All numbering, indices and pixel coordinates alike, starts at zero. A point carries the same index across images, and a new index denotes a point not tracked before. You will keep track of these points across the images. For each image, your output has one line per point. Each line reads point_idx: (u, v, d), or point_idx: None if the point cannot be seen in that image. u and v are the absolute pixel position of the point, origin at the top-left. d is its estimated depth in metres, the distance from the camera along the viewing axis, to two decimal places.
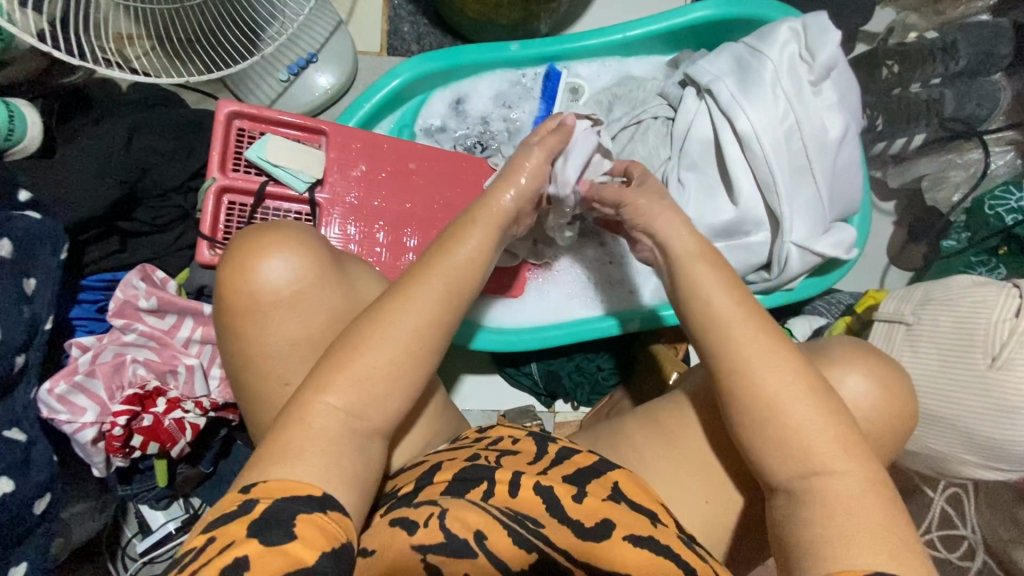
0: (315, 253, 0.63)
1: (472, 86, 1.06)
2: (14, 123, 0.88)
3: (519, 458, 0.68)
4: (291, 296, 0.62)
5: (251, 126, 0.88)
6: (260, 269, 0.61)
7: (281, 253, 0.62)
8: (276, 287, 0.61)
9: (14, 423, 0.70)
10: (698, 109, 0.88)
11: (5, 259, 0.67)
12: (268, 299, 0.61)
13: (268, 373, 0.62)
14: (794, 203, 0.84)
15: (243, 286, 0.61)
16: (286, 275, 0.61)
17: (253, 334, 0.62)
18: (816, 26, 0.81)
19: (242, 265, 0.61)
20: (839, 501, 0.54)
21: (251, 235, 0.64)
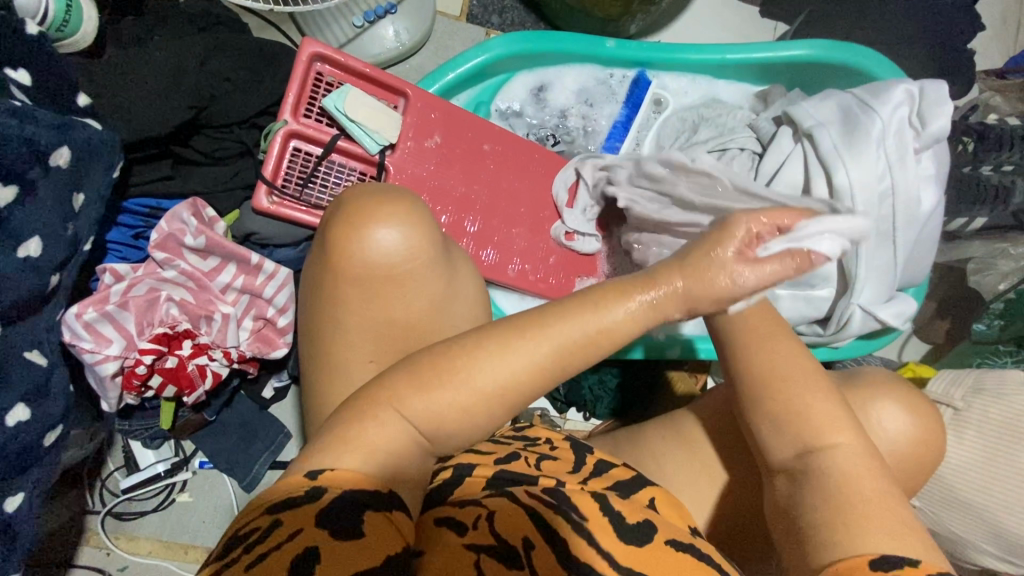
0: (429, 231, 0.59)
1: (557, 78, 1.02)
2: (70, 13, 0.80)
3: (560, 463, 0.64)
4: (401, 274, 0.58)
5: (331, 73, 0.82)
6: (378, 239, 0.57)
7: (395, 226, 0.58)
8: (384, 260, 0.58)
9: (36, 345, 0.64)
10: (792, 152, 0.86)
11: (61, 170, 0.60)
12: (381, 272, 0.58)
13: (344, 343, 0.60)
14: (871, 268, 0.83)
15: (357, 251, 0.57)
16: (395, 248, 0.57)
17: (350, 302, 0.58)
18: (933, 95, 0.80)
19: (353, 226, 0.57)
20: (843, 487, 0.52)
21: (362, 197, 0.59)
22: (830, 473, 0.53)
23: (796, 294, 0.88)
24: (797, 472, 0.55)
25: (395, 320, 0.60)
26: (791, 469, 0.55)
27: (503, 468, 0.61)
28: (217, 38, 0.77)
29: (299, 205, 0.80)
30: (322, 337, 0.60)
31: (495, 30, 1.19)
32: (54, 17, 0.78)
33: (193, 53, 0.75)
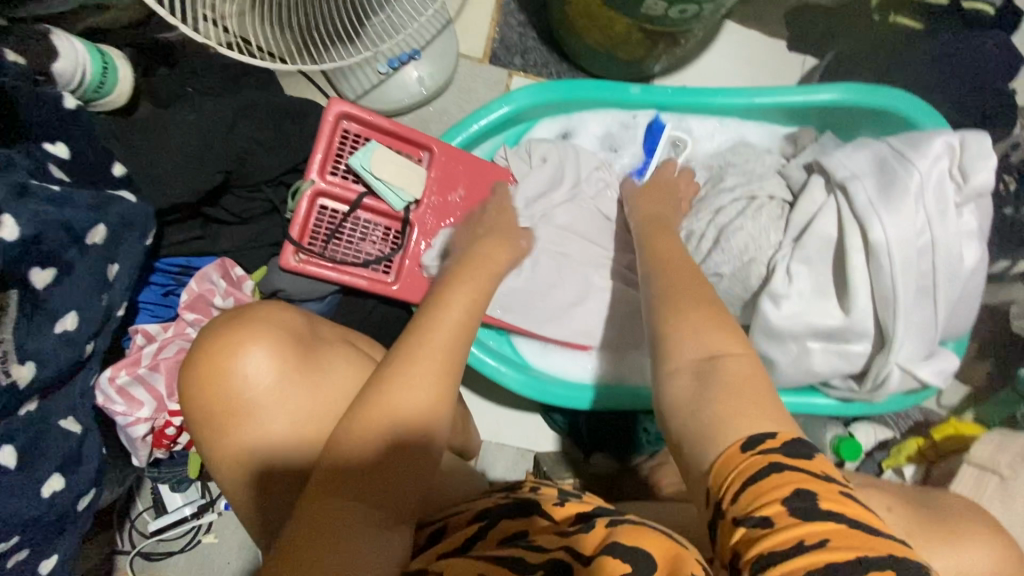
0: (284, 340, 0.61)
1: (559, 154, 0.96)
2: (106, 76, 0.82)
3: (541, 506, 0.57)
4: (272, 396, 0.60)
5: (358, 130, 0.82)
6: (240, 374, 0.59)
7: (252, 351, 0.59)
8: (252, 386, 0.59)
9: (71, 412, 0.65)
10: (825, 203, 0.84)
11: (97, 247, 0.61)
12: (258, 400, 0.59)
13: (251, 468, 0.60)
14: (909, 325, 0.80)
15: (224, 396, 0.59)
16: (261, 372, 0.59)
17: (248, 443, 0.59)
18: (976, 147, 0.77)
19: (216, 364, 0.59)
20: (741, 384, 0.49)
21: (220, 326, 0.61)
22: (727, 373, 0.50)
23: (829, 348, 0.85)
24: (706, 374, 0.51)
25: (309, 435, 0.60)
26: (698, 370, 0.52)
27: (475, 515, 0.57)
28: (246, 99, 0.79)
29: (326, 262, 0.80)
30: (251, 496, 0.60)
31: (518, 71, 1.19)
32: (91, 81, 0.81)
33: (224, 117, 0.76)
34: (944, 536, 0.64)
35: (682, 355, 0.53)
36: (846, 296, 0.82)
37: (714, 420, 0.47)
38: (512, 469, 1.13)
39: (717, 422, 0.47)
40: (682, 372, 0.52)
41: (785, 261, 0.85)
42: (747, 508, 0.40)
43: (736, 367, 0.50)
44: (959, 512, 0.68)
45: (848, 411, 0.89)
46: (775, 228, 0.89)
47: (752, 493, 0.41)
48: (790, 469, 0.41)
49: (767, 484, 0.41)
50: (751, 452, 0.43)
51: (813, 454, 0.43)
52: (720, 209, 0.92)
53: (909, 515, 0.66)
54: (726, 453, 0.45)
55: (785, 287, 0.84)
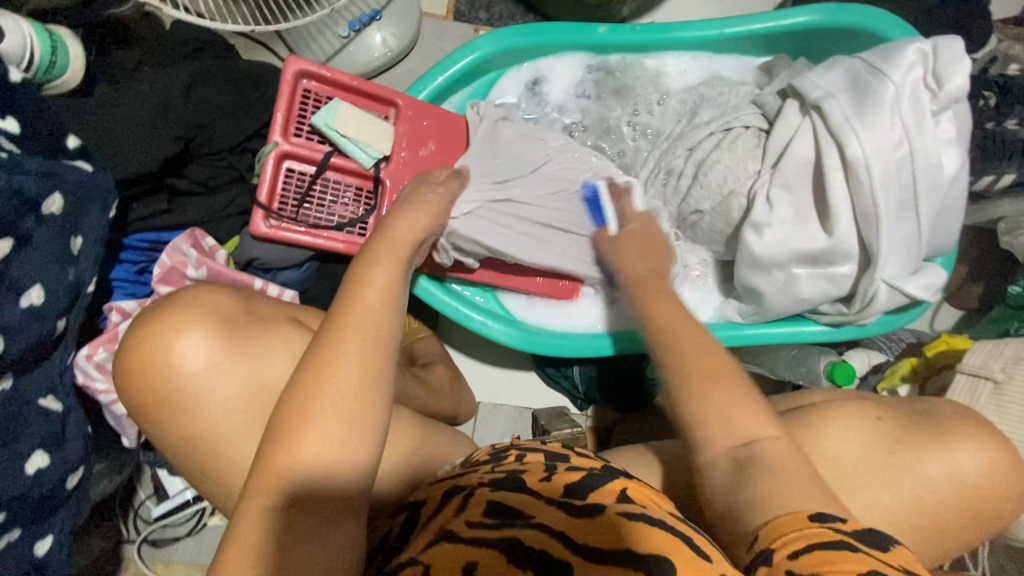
0: (219, 325, 0.60)
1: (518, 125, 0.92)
2: (55, 55, 0.79)
3: (528, 475, 0.57)
4: (210, 384, 0.58)
5: (318, 88, 0.81)
6: (171, 365, 0.58)
7: (185, 337, 0.58)
8: (189, 371, 0.58)
9: (50, 391, 0.64)
10: (800, 125, 0.82)
11: (55, 217, 0.60)
12: (195, 390, 0.58)
13: (214, 456, 0.59)
14: (892, 240, 0.79)
15: (159, 387, 0.58)
16: (196, 357, 0.58)
17: (199, 431, 0.59)
18: (949, 51, 0.76)
19: (148, 352, 0.58)
20: (785, 471, 0.52)
21: (152, 313, 0.60)
22: (767, 458, 0.53)
23: (815, 273, 0.84)
24: (743, 463, 0.53)
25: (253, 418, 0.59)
26: (735, 458, 0.54)
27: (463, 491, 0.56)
28: (202, 64, 0.77)
29: (298, 226, 0.79)
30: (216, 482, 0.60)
31: (484, 26, 1.16)
32: (41, 59, 0.78)
33: (179, 83, 0.74)
34: (936, 442, 0.64)
35: (716, 444, 0.55)
36: (827, 218, 0.81)
37: (756, 496, 0.50)
38: (511, 428, 1.13)
39: (761, 499, 0.50)
40: (720, 461, 0.55)
41: (764, 188, 0.84)
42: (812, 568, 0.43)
43: (763, 451, 0.53)
44: (952, 416, 0.67)
45: (839, 335, 0.89)
46: (752, 157, 0.87)
47: (811, 559, 0.44)
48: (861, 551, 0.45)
49: (836, 555, 0.44)
50: (818, 522, 0.47)
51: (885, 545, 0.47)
52: (695, 144, 0.90)
53: (899, 425, 0.67)
54: (787, 516, 0.48)
55: (765, 214, 0.83)
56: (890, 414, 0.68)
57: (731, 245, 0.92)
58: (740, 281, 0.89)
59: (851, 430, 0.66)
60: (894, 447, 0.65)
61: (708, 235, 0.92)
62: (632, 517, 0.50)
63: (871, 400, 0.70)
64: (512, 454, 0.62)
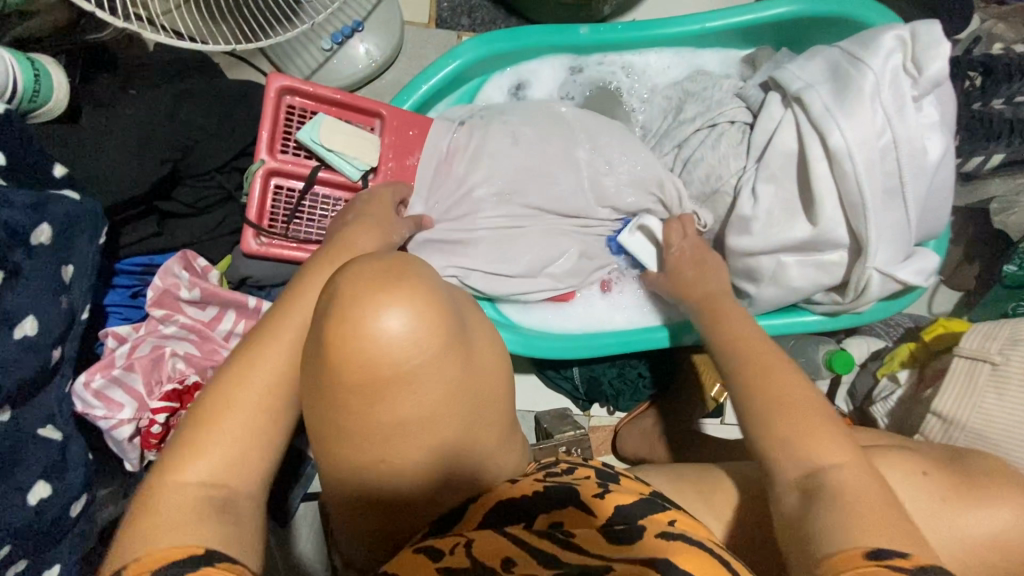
0: (439, 302, 0.48)
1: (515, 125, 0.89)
2: (40, 83, 0.79)
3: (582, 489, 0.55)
4: (421, 363, 0.47)
5: (303, 104, 0.81)
6: (377, 335, 0.45)
7: (399, 307, 0.46)
8: (394, 353, 0.46)
9: (49, 421, 0.64)
10: (783, 118, 0.83)
11: (44, 248, 0.60)
12: (407, 369, 0.46)
13: (388, 451, 0.49)
14: (881, 228, 0.79)
15: (355, 368, 0.45)
16: (405, 334, 0.46)
17: (387, 420, 0.48)
18: (927, 36, 0.75)
19: (364, 324, 0.45)
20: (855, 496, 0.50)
21: (349, 273, 0.44)
22: (835, 486, 0.51)
23: (806, 262, 0.84)
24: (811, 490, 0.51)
25: (446, 415, 0.50)
26: (802, 486, 0.52)
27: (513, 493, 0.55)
28: (186, 85, 0.77)
29: (289, 242, 0.79)
30: (370, 481, 0.52)
31: (467, 31, 1.17)
32: (25, 90, 0.78)
33: (162, 106, 0.74)
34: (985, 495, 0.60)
35: (784, 472, 0.54)
36: (813, 209, 0.81)
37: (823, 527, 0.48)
38: None
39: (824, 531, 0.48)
40: (788, 493, 0.53)
41: (750, 182, 0.85)
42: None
43: (843, 477, 0.51)
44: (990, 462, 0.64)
45: (833, 325, 0.89)
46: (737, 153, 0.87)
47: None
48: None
49: None
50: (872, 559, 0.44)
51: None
52: (682, 142, 0.92)
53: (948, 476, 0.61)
54: (848, 550, 0.46)
55: (750, 207, 0.83)
56: (935, 464, 0.63)
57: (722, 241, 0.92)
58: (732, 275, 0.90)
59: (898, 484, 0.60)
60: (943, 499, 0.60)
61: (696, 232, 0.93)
62: (671, 536, 0.49)
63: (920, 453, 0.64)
64: (563, 466, 0.61)
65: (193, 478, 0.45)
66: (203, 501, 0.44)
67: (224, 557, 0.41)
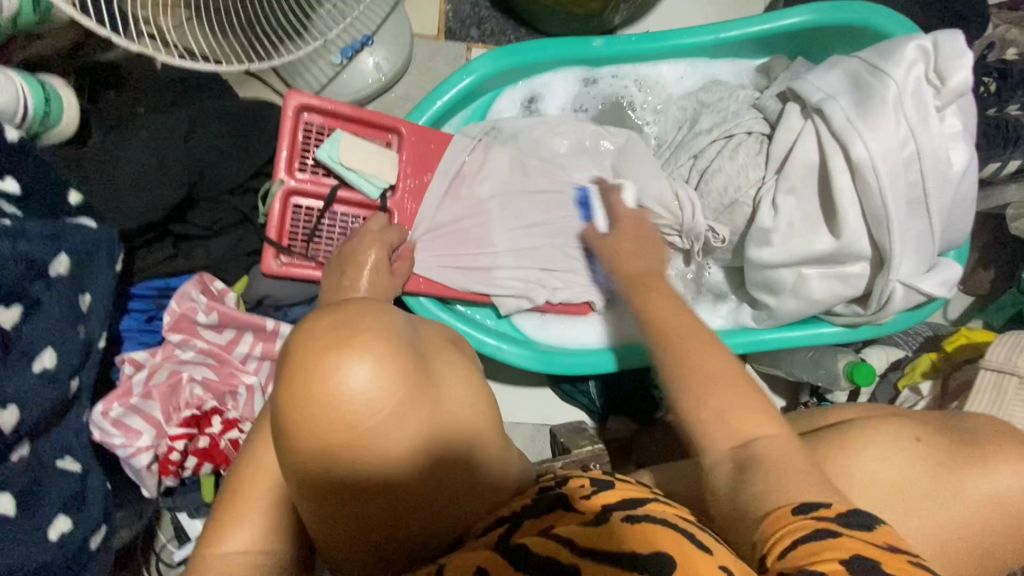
0: (398, 346, 0.43)
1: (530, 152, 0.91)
2: (51, 106, 0.78)
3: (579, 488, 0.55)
4: (387, 416, 0.43)
5: (321, 121, 0.79)
6: (335, 393, 0.41)
7: (352, 358, 0.41)
8: (357, 409, 0.42)
9: (68, 451, 0.63)
10: (803, 129, 0.82)
11: (62, 278, 0.59)
12: (374, 425, 0.42)
13: (370, 507, 0.46)
14: (905, 240, 0.78)
15: (319, 433, 0.42)
16: (366, 385, 0.41)
17: (361, 480, 0.44)
18: (949, 47, 0.75)
19: (309, 389, 0.41)
20: (781, 463, 0.46)
21: (302, 339, 0.43)
22: (764, 457, 0.47)
23: (827, 274, 0.83)
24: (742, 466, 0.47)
25: (423, 464, 0.46)
26: (737, 460, 0.48)
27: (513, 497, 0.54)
28: (199, 106, 0.76)
29: (309, 261, 0.78)
30: (364, 544, 0.48)
31: (476, 43, 1.16)
32: (36, 112, 0.76)
33: (177, 128, 0.73)
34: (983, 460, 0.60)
35: (715, 445, 0.50)
36: (836, 220, 0.81)
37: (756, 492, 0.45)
38: (530, 446, 1.12)
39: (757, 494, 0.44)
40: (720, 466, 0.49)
41: (770, 194, 0.84)
42: (796, 565, 0.38)
43: (760, 450, 0.47)
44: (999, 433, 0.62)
45: (858, 335, 0.88)
46: (755, 164, 0.86)
47: (797, 556, 0.39)
48: (846, 535, 0.39)
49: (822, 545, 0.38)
50: (802, 514, 0.41)
51: (871, 524, 0.40)
52: (699, 151, 0.90)
53: (939, 442, 0.62)
54: (776, 511, 0.43)
55: (772, 220, 0.82)
56: (930, 431, 0.64)
57: (739, 253, 0.92)
58: (752, 287, 0.89)
59: (887, 455, 0.62)
60: (932, 470, 0.60)
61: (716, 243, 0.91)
62: (634, 519, 0.46)
63: (910, 419, 0.66)
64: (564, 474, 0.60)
65: (228, 550, 0.49)
66: (233, 571, 0.47)
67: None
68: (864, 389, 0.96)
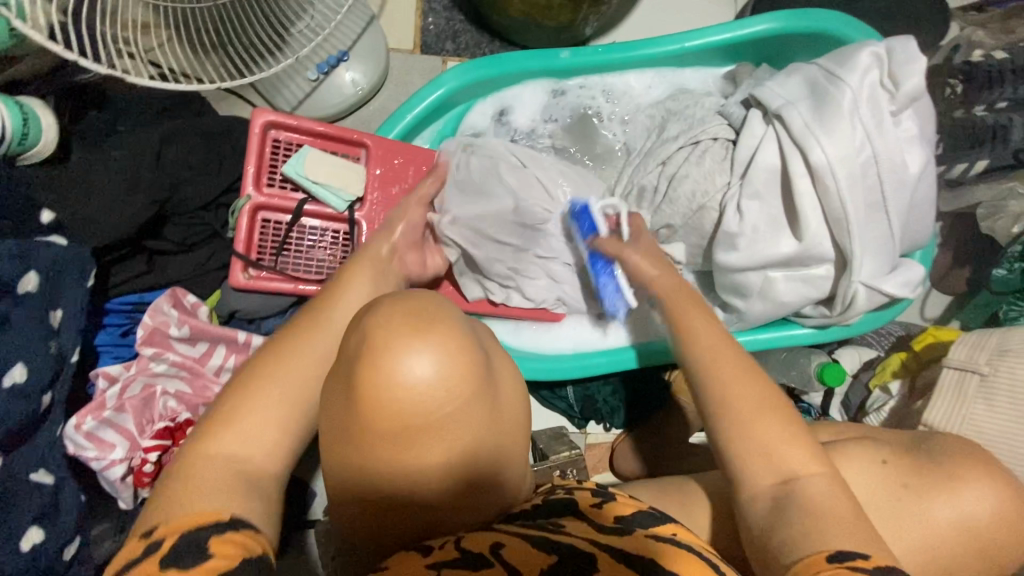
0: (469, 346, 0.50)
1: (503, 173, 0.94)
2: (28, 127, 0.80)
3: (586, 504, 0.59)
4: (445, 404, 0.49)
5: (288, 137, 0.81)
6: (405, 374, 0.48)
7: (425, 347, 0.48)
8: (424, 393, 0.48)
9: (42, 464, 0.65)
10: (765, 134, 0.83)
11: (31, 294, 0.61)
12: (432, 408, 0.49)
13: (415, 485, 0.52)
14: (865, 242, 0.80)
15: (391, 411, 0.48)
16: (433, 373, 0.48)
17: (415, 462, 0.50)
18: (903, 53, 0.77)
19: (383, 366, 0.48)
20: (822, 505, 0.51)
21: (385, 322, 0.49)
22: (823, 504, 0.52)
23: (791, 276, 0.84)
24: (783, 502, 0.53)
25: (457, 456, 0.51)
26: (777, 495, 0.54)
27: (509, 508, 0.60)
28: (171, 125, 0.78)
29: (277, 275, 0.80)
30: (398, 517, 0.54)
31: (451, 56, 1.18)
32: (14, 133, 0.78)
33: (149, 147, 0.75)
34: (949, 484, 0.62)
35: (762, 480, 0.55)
36: (798, 224, 0.82)
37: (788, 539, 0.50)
38: None
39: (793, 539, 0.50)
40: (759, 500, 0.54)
41: (734, 199, 0.85)
42: None
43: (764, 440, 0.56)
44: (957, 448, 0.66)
45: (823, 337, 0.89)
46: (720, 170, 0.88)
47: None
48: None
49: None
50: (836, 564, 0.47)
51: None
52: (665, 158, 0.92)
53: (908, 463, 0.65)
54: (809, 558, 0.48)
55: (736, 224, 0.84)
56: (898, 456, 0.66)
57: (709, 257, 0.93)
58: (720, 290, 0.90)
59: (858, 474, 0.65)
60: (896, 491, 0.63)
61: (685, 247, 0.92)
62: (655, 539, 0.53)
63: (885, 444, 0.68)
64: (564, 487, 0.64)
65: (221, 452, 0.50)
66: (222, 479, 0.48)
67: (248, 525, 0.46)
68: (836, 389, 0.97)
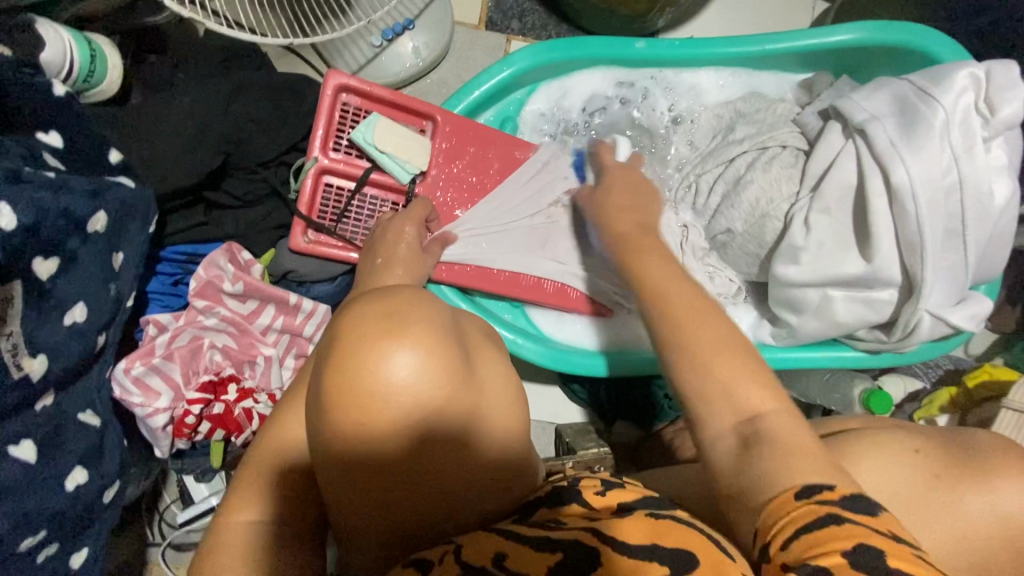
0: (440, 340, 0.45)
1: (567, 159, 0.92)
2: (94, 64, 0.78)
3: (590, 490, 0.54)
4: (431, 406, 0.44)
5: (357, 102, 0.80)
6: (382, 383, 0.43)
7: (394, 350, 0.43)
8: (394, 401, 0.43)
9: (89, 405, 0.64)
10: (843, 148, 0.81)
11: (100, 234, 0.60)
12: (420, 414, 0.44)
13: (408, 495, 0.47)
14: (937, 270, 0.77)
15: (362, 420, 0.44)
16: (402, 381, 0.43)
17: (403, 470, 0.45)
18: (1003, 77, 0.74)
19: (346, 380, 0.43)
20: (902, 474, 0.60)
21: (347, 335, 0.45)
22: (773, 433, 0.46)
23: (853, 297, 0.82)
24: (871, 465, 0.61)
25: (464, 452, 0.47)
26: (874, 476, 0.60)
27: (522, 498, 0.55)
28: (241, 76, 0.76)
29: (336, 241, 0.78)
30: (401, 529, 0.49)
31: (516, 35, 1.15)
32: (80, 69, 0.77)
33: (218, 96, 0.73)
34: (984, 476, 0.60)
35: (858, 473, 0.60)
36: (868, 244, 0.79)
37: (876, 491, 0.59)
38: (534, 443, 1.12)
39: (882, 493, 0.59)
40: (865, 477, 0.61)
41: (803, 211, 0.82)
42: (803, 556, 0.39)
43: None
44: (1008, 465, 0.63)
45: (878, 362, 0.86)
46: (789, 179, 0.85)
47: (800, 545, 0.40)
48: (849, 521, 0.40)
49: (823, 535, 0.40)
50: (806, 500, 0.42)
51: (875, 510, 0.41)
52: (731, 161, 0.89)
53: (941, 457, 0.62)
54: (781, 498, 0.43)
55: (803, 237, 0.81)
56: (929, 444, 0.64)
57: (765, 268, 0.90)
58: (775, 302, 0.88)
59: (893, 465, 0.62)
60: (928, 482, 0.61)
61: (741, 255, 0.90)
62: (658, 515, 0.50)
63: (912, 431, 0.66)
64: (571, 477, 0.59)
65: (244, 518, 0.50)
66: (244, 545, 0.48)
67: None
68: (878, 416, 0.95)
